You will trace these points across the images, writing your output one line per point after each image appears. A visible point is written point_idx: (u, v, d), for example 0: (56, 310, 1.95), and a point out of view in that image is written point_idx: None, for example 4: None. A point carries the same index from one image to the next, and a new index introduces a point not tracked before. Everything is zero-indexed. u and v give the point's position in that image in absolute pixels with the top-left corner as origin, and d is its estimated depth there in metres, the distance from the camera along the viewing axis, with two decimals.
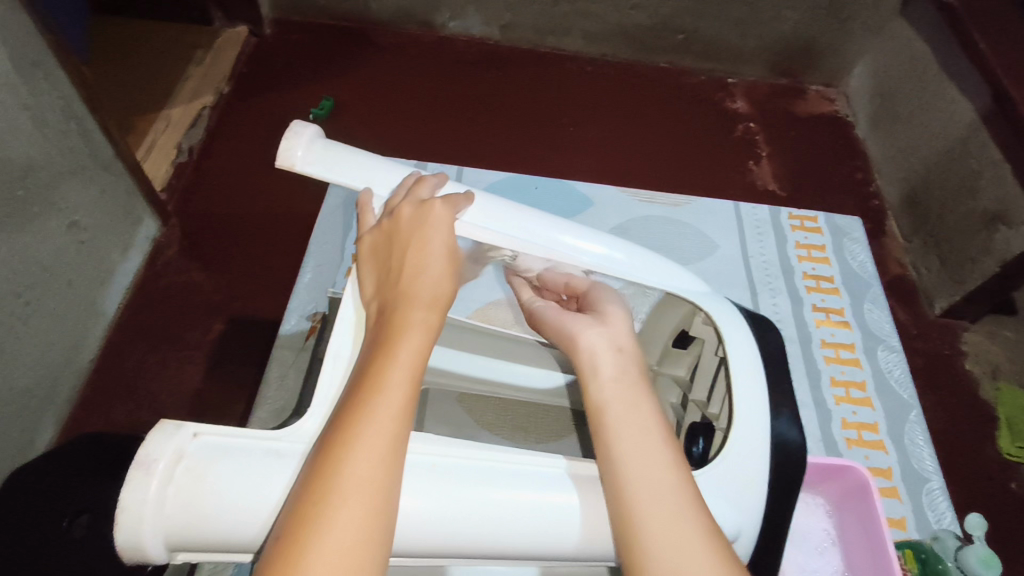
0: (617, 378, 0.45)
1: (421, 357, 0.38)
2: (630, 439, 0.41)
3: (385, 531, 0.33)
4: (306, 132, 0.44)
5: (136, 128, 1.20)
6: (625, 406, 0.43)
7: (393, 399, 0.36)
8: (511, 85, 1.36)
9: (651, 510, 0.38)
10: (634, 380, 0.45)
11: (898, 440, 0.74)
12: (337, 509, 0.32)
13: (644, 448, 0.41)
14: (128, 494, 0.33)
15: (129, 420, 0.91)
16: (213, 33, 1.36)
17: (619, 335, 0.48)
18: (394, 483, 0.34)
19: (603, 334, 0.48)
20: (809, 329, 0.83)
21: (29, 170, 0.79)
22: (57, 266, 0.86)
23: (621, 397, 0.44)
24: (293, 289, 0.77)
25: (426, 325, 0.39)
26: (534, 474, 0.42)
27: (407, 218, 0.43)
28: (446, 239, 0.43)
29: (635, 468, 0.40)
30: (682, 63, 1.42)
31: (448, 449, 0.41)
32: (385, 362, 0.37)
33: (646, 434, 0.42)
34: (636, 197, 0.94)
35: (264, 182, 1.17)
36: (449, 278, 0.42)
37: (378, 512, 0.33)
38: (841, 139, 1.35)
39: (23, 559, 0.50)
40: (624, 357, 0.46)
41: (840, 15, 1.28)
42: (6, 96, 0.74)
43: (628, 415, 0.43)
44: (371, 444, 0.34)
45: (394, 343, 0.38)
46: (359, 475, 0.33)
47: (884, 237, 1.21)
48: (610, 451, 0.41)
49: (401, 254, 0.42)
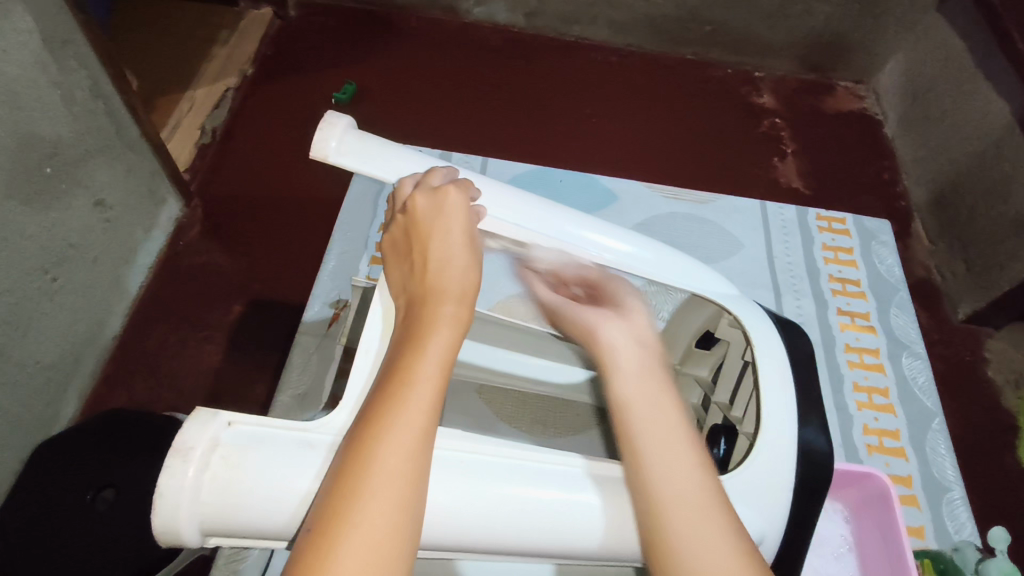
0: (640, 374, 0.44)
1: (452, 351, 0.38)
2: (657, 432, 0.41)
3: (412, 526, 0.33)
4: (340, 123, 0.44)
5: (161, 108, 1.21)
6: (649, 400, 0.43)
7: (423, 394, 0.36)
8: (535, 73, 1.35)
9: (679, 496, 0.39)
10: (657, 374, 0.45)
11: (920, 448, 0.74)
12: (370, 501, 0.32)
13: (670, 440, 0.41)
14: (166, 480, 0.33)
15: (151, 397, 0.93)
16: (238, 14, 1.37)
17: (643, 330, 0.48)
18: (425, 477, 0.35)
19: (626, 331, 0.47)
20: (832, 332, 0.82)
21: (58, 148, 0.80)
22: (83, 243, 0.87)
23: (644, 394, 0.43)
24: (317, 277, 0.78)
25: (455, 320, 0.39)
26: (560, 473, 0.41)
27: (422, 209, 0.42)
28: (467, 228, 0.43)
29: (662, 466, 0.40)
30: (709, 55, 1.40)
31: (474, 445, 0.41)
32: (413, 356, 0.37)
33: (671, 436, 0.41)
34: (660, 193, 0.94)
35: (287, 166, 1.17)
36: (475, 270, 0.42)
37: (407, 506, 0.33)
38: (869, 138, 1.32)
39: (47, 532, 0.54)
40: (646, 348, 0.46)
41: (874, 10, 1.25)
42: (37, 74, 0.75)
43: (653, 410, 0.42)
44: (400, 437, 0.34)
45: (424, 337, 0.38)
46: (389, 468, 0.33)
47: (909, 239, 1.19)
48: (638, 453, 0.41)
49: (423, 246, 0.42)
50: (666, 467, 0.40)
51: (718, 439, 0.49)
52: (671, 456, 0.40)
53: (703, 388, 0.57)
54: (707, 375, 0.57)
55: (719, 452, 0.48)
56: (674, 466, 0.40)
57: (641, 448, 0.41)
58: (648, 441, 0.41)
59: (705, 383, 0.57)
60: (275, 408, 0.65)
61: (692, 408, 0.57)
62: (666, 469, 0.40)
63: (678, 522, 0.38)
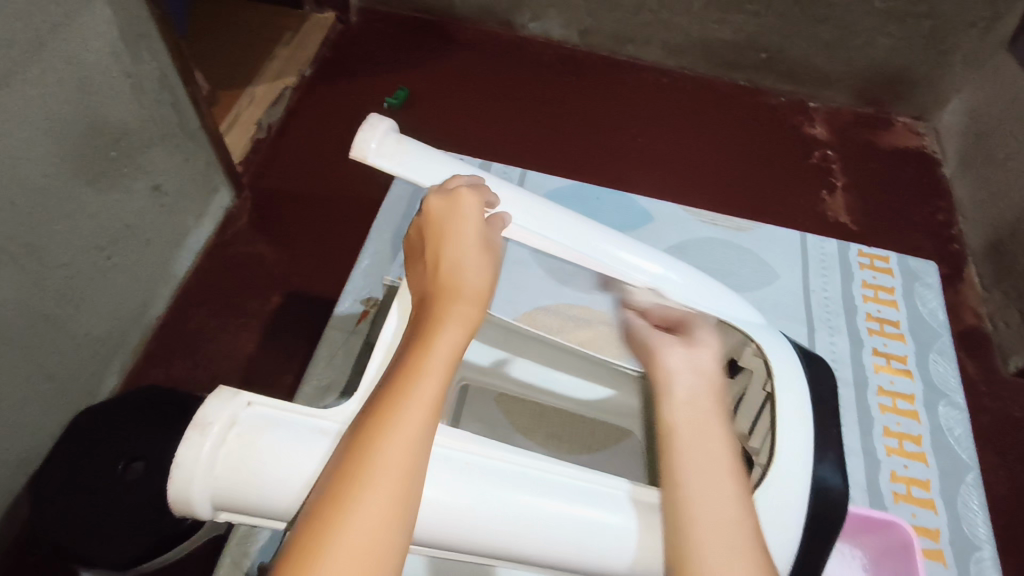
0: (692, 401, 0.42)
1: (460, 350, 0.39)
2: (703, 466, 0.39)
3: (406, 519, 0.34)
4: (381, 126, 0.45)
5: (222, 101, 1.26)
6: (696, 427, 0.41)
7: (429, 388, 0.37)
8: (584, 90, 1.36)
9: (716, 527, 0.37)
10: (710, 407, 0.42)
11: (950, 501, 0.71)
12: (369, 492, 0.33)
13: (715, 472, 0.39)
14: (185, 451, 0.35)
15: (187, 376, 0.96)
16: (301, 16, 1.42)
17: (704, 363, 0.44)
18: (420, 471, 0.35)
19: (686, 360, 0.44)
20: (866, 373, 0.79)
21: (124, 134, 0.84)
22: (138, 224, 0.91)
23: (693, 419, 0.41)
24: (350, 273, 0.80)
25: (465, 319, 0.40)
26: (564, 487, 0.41)
27: (438, 210, 0.43)
28: (480, 230, 0.43)
29: (705, 494, 0.38)
30: (763, 83, 1.38)
31: (480, 447, 0.40)
32: (420, 354, 0.38)
33: (716, 466, 0.39)
34: (698, 217, 0.93)
35: (334, 165, 1.20)
36: (488, 271, 0.42)
37: (404, 497, 0.34)
38: (924, 177, 1.28)
39: (88, 490, 0.63)
40: (699, 382, 0.43)
41: (939, 46, 1.21)
42: (112, 63, 0.79)
43: (703, 437, 0.40)
44: (402, 432, 0.35)
45: (433, 334, 0.39)
46: (390, 461, 0.34)
47: (960, 284, 1.15)
48: (678, 479, 0.39)
49: (437, 247, 0.42)
50: (707, 498, 0.38)
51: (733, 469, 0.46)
52: (716, 486, 0.38)
53: None
54: None
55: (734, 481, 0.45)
56: (718, 495, 0.38)
57: (683, 472, 0.39)
58: (694, 468, 0.39)
59: None
60: (300, 396, 0.68)
61: None
62: (708, 501, 0.38)
63: (710, 550, 0.37)
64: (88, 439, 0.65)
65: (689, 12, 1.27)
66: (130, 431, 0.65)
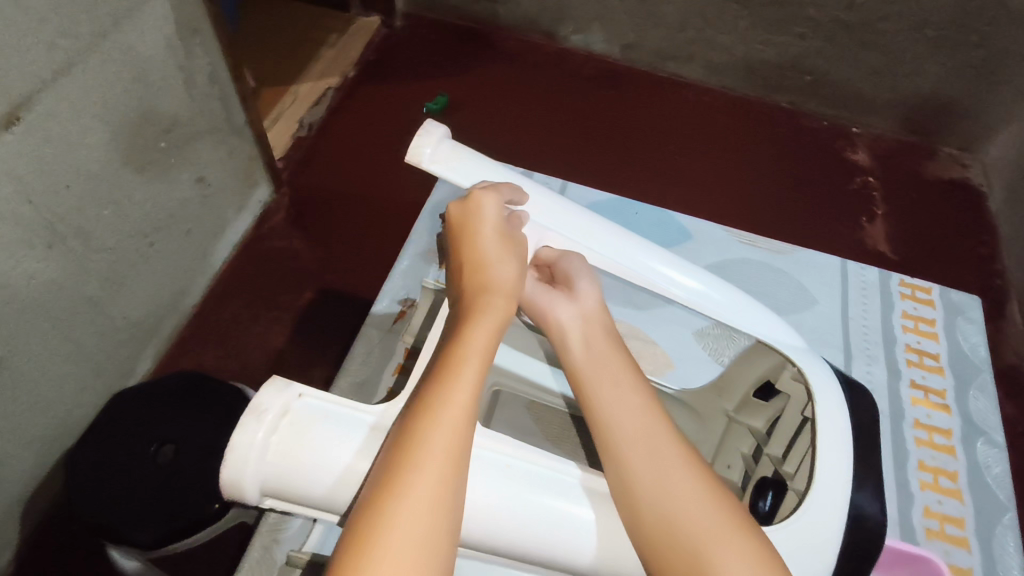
0: (592, 347, 0.45)
1: (493, 342, 0.40)
2: (621, 411, 0.42)
3: (455, 496, 0.35)
4: (437, 132, 0.47)
5: (267, 99, 1.29)
6: (602, 373, 0.44)
7: (469, 378, 0.38)
8: (624, 104, 1.36)
9: (659, 478, 0.40)
10: (608, 351, 0.45)
11: (985, 541, 0.69)
12: (416, 476, 0.34)
13: (636, 419, 0.42)
14: (239, 435, 0.36)
15: (218, 365, 0.99)
16: (349, 19, 1.45)
17: (590, 306, 0.47)
18: (465, 455, 0.36)
19: (575, 309, 0.47)
20: (903, 405, 0.78)
21: (174, 125, 0.87)
22: (181, 214, 0.94)
23: (594, 363, 0.45)
24: (390, 273, 0.81)
25: (498, 313, 0.41)
26: (565, 482, 0.41)
27: (458, 214, 0.46)
28: (500, 226, 0.45)
29: (636, 444, 0.41)
30: (805, 106, 1.37)
31: (506, 446, 0.42)
32: (455, 346, 0.39)
33: (636, 412, 0.42)
34: (739, 237, 0.92)
35: (372, 167, 1.23)
36: (514, 265, 0.44)
37: (451, 476, 0.35)
38: (968, 210, 1.26)
39: (121, 470, 0.65)
40: (592, 328, 0.46)
41: (990, 77, 1.19)
42: (167, 56, 0.81)
43: (609, 380, 0.44)
44: (448, 418, 0.36)
45: (467, 329, 0.40)
46: (434, 447, 0.35)
47: (1003, 320, 1.12)
48: (609, 435, 0.42)
49: (466, 250, 0.45)
50: (642, 449, 0.41)
51: (765, 493, 0.47)
52: (643, 432, 0.41)
53: (756, 438, 0.54)
54: (761, 427, 0.54)
55: (764, 506, 0.46)
56: (655, 448, 0.41)
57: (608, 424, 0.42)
58: (615, 418, 0.42)
59: (759, 434, 0.54)
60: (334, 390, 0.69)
61: (740, 457, 0.54)
62: (642, 452, 0.40)
63: (668, 504, 0.39)
64: (121, 420, 0.67)
65: (732, 32, 1.27)
66: (162, 413, 0.67)
